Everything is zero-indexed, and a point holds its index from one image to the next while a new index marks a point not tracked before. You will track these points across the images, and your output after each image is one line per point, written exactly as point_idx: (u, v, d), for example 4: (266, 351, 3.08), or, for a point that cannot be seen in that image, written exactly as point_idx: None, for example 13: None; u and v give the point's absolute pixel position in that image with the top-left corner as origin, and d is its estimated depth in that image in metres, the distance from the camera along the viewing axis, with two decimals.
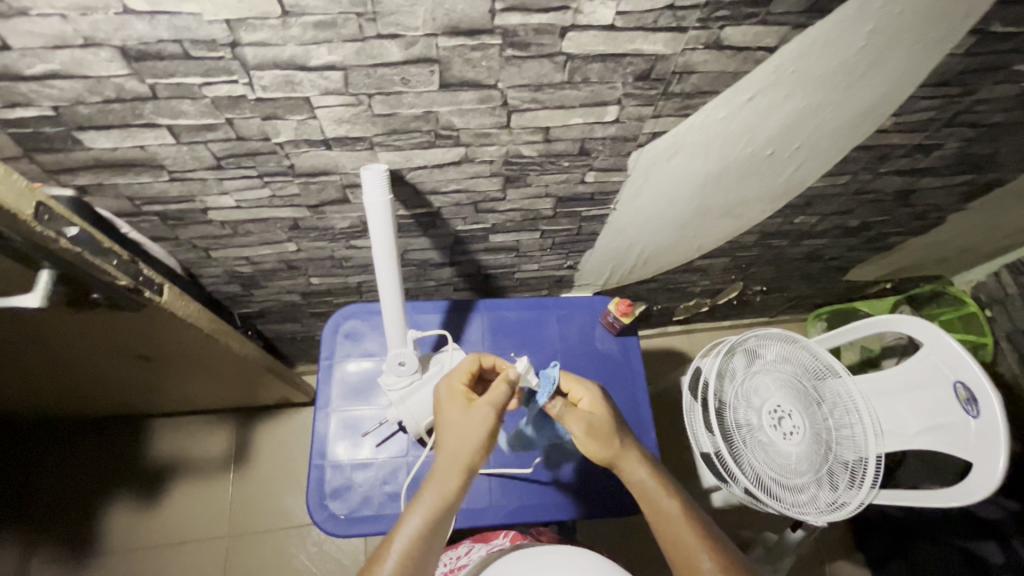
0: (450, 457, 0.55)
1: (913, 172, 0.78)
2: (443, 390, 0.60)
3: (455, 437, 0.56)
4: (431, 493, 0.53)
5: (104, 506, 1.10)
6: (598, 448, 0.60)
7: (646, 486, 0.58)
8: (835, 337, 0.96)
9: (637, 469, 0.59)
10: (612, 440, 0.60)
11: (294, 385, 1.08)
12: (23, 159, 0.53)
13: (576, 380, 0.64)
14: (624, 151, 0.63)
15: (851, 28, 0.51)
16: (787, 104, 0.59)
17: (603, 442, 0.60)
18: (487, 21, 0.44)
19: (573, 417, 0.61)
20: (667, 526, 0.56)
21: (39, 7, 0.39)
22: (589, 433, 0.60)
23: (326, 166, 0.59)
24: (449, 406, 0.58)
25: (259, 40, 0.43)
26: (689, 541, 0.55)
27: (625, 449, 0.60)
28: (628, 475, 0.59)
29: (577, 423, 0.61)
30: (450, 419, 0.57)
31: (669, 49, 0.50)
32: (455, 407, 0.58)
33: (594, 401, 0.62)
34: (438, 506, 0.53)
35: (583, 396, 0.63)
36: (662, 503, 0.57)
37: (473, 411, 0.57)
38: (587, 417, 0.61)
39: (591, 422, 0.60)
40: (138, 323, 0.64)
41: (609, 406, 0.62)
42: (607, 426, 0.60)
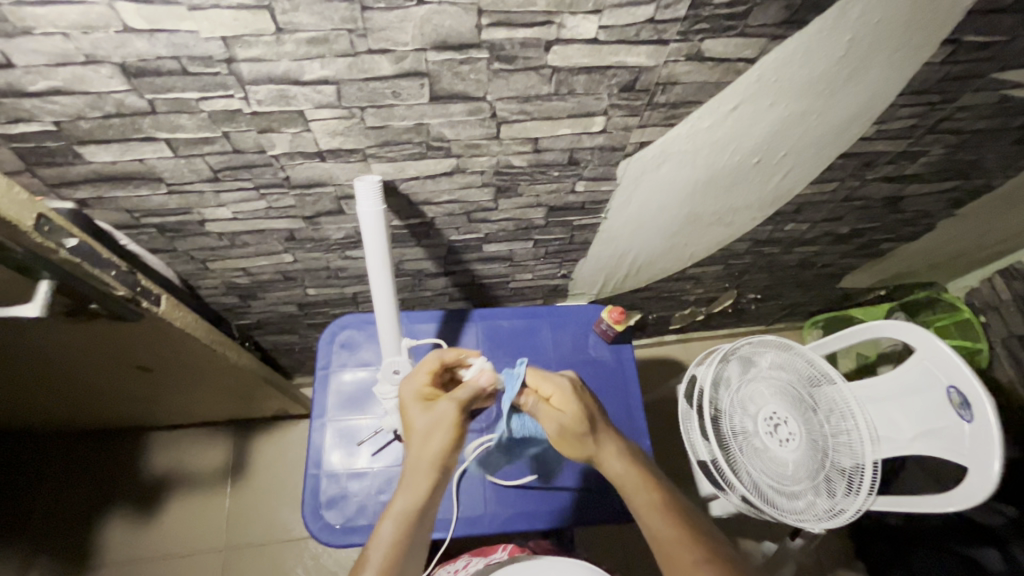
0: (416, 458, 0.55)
1: (899, 178, 0.80)
2: (406, 394, 0.61)
3: (418, 438, 0.56)
4: (401, 500, 0.53)
5: (100, 520, 1.10)
6: (575, 447, 0.62)
7: (624, 479, 0.59)
8: (828, 343, 0.97)
9: (615, 461, 0.60)
10: (584, 436, 0.61)
11: (292, 396, 1.09)
12: (25, 173, 0.55)
13: (542, 376, 0.66)
14: (613, 160, 0.65)
15: (828, 39, 0.52)
16: (771, 113, 0.60)
17: (576, 439, 0.61)
18: (475, 35, 0.45)
19: (546, 416, 0.64)
20: (648, 520, 0.55)
21: (42, 26, 0.40)
22: (562, 432, 0.62)
23: (321, 178, 0.61)
24: (411, 407, 0.59)
25: (255, 55, 0.45)
26: (667, 534, 0.53)
27: (600, 443, 0.61)
28: (608, 468, 0.60)
29: (550, 422, 0.63)
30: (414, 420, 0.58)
31: (652, 61, 0.51)
32: (417, 407, 0.59)
33: (563, 396, 0.63)
34: (410, 510, 0.52)
35: (552, 393, 0.64)
36: (641, 496, 0.57)
37: (436, 409, 0.57)
38: (557, 417, 0.63)
39: (561, 422, 0.62)
40: (136, 334, 0.65)
41: (579, 401, 0.63)
42: (576, 421, 0.61)
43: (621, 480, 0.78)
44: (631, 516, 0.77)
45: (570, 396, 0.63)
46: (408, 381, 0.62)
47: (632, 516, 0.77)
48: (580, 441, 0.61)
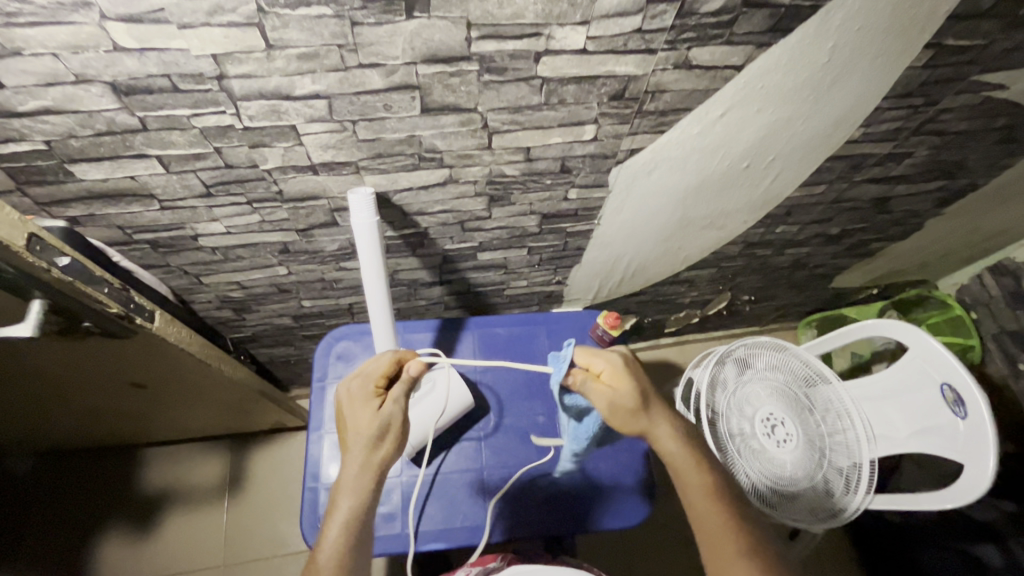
0: (360, 462, 0.55)
1: (886, 179, 0.81)
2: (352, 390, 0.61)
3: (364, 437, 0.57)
4: (346, 501, 0.53)
5: (96, 538, 1.09)
6: (627, 424, 0.60)
7: (676, 460, 0.58)
8: (822, 343, 0.98)
9: (668, 442, 0.59)
10: (637, 414, 0.60)
11: (289, 409, 1.08)
12: (16, 193, 0.55)
13: (595, 354, 0.65)
14: (604, 168, 0.65)
15: (812, 46, 0.53)
16: (758, 119, 0.61)
17: (628, 415, 0.60)
18: (464, 48, 0.46)
19: (596, 393, 0.62)
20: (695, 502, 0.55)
21: (32, 46, 0.40)
22: (614, 410, 0.60)
23: (314, 191, 0.61)
24: (359, 407, 0.59)
25: (245, 72, 0.45)
26: (712, 516, 0.54)
27: (654, 420, 0.60)
28: (659, 445, 0.59)
29: (602, 399, 0.61)
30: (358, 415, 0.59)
31: (641, 70, 0.52)
32: (366, 406, 0.59)
33: (616, 374, 0.62)
34: (355, 513, 0.53)
35: (603, 369, 0.63)
36: (691, 481, 0.56)
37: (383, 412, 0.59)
38: (610, 394, 0.61)
39: (614, 399, 0.61)
40: (130, 350, 0.65)
41: (632, 377, 0.62)
42: (630, 400, 0.60)
43: (619, 485, 0.79)
44: (631, 522, 0.77)
45: (625, 374, 0.61)
46: (352, 385, 0.62)
47: (632, 522, 0.77)
48: (632, 417, 0.60)
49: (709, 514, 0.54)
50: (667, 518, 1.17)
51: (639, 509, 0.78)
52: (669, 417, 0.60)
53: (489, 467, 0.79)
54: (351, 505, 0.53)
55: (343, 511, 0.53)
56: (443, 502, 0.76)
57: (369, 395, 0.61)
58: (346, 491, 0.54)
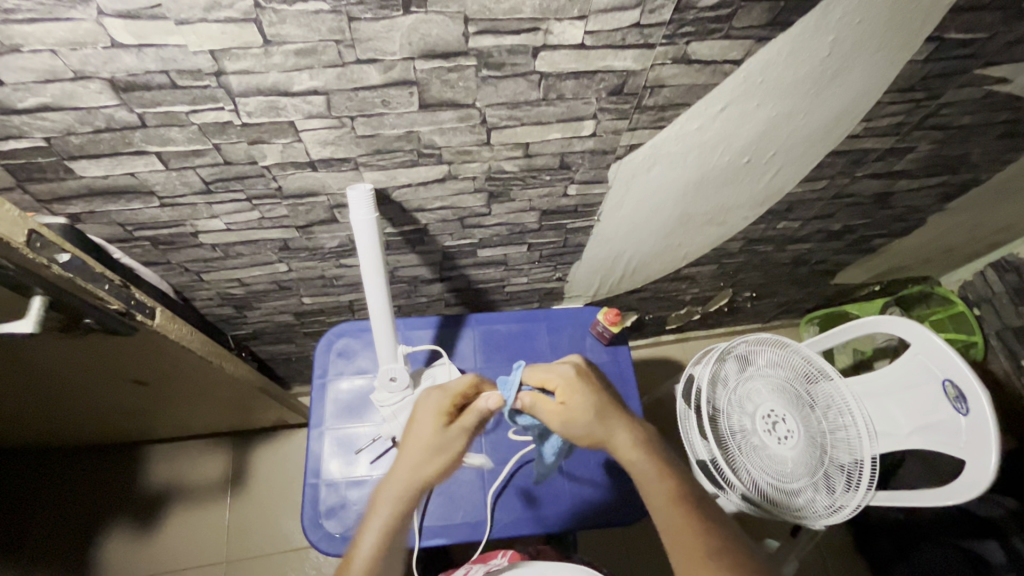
0: (407, 473, 0.55)
1: (888, 175, 0.80)
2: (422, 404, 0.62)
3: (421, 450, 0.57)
4: (387, 507, 0.54)
5: (100, 534, 1.09)
6: (585, 437, 0.61)
7: (637, 467, 0.57)
8: (824, 340, 0.97)
9: (627, 450, 0.59)
10: (592, 427, 0.60)
11: (291, 406, 1.09)
12: (17, 190, 0.55)
13: (546, 371, 0.66)
14: (604, 164, 0.65)
15: (812, 39, 0.53)
16: (758, 113, 0.61)
17: (584, 429, 0.61)
18: (462, 43, 0.46)
19: (550, 412, 0.63)
20: (660, 509, 0.54)
21: (30, 43, 0.40)
22: (569, 426, 0.62)
23: (313, 187, 0.61)
24: (421, 420, 0.60)
25: (243, 68, 0.45)
26: (677, 521, 0.52)
27: (612, 430, 0.60)
28: (620, 454, 0.59)
29: (556, 416, 0.62)
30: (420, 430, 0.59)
31: (639, 64, 0.52)
32: (429, 421, 0.59)
33: (571, 388, 0.63)
34: (392, 522, 0.53)
35: (558, 386, 0.65)
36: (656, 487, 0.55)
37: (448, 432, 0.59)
38: (566, 409, 0.62)
39: (569, 414, 0.62)
40: (131, 347, 0.65)
41: (585, 390, 0.63)
42: (586, 414, 0.61)
43: (620, 482, 0.79)
44: (633, 519, 0.77)
45: (577, 388, 0.63)
46: (430, 395, 0.62)
47: (632, 519, 0.77)
48: (590, 430, 0.61)
49: (673, 519, 0.52)
50: None
51: (640, 505, 0.77)
52: (627, 425, 0.61)
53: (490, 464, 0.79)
54: (390, 512, 0.53)
55: (383, 516, 0.53)
56: (443, 498, 0.76)
57: (439, 411, 0.61)
58: (387, 498, 0.54)
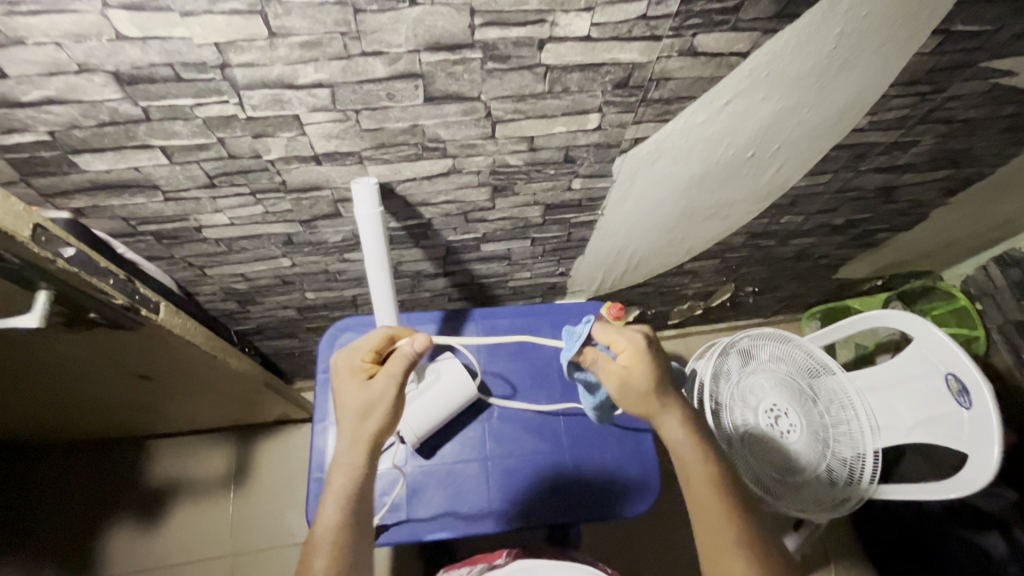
0: (346, 439, 0.55)
1: (892, 169, 0.80)
2: (343, 363, 0.59)
3: (353, 414, 0.55)
4: (339, 478, 0.54)
5: (104, 530, 1.10)
6: (638, 405, 0.59)
7: (681, 447, 0.57)
8: (828, 334, 0.97)
9: (676, 428, 0.58)
10: (650, 400, 0.58)
11: (294, 401, 1.09)
12: (20, 184, 0.55)
13: (616, 332, 0.61)
14: (608, 157, 0.65)
15: (819, 31, 0.53)
16: (763, 107, 0.60)
17: (640, 398, 0.59)
18: (468, 35, 0.45)
19: (608, 373, 0.60)
20: (697, 495, 0.55)
21: (34, 35, 0.40)
22: (626, 392, 0.59)
23: (317, 181, 0.61)
24: (345, 383, 0.58)
25: (248, 60, 0.45)
26: (713, 512, 0.53)
27: (665, 407, 0.59)
28: (665, 434, 0.59)
29: (613, 380, 0.60)
30: (349, 395, 0.57)
31: (645, 57, 0.51)
32: (352, 382, 0.57)
33: (636, 354, 0.59)
34: (348, 490, 0.53)
35: (625, 348, 0.60)
36: (693, 468, 0.56)
37: (370, 385, 0.56)
38: (624, 377, 0.59)
39: (626, 380, 0.59)
40: (135, 342, 0.65)
41: (652, 361, 0.59)
42: (645, 384, 0.58)
43: (624, 475, 0.79)
44: (637, 514, 0.78)
45: (644, 359, 0.58)
46: (345, 355, 0.59)
47: (633, 513, 0.77)
48: (644, 401, 0.59)
49: (711, 506, 0.54)
50: (670, 508, 1.17)
51: (642, 499, 0.78)
52: (680, 401, 0.60)
53: (494, 458, 0.79)
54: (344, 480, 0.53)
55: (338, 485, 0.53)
56: (448, 491, 0.77)
57: (358, 369, 0.59)
58: (336, 468, 0.54)
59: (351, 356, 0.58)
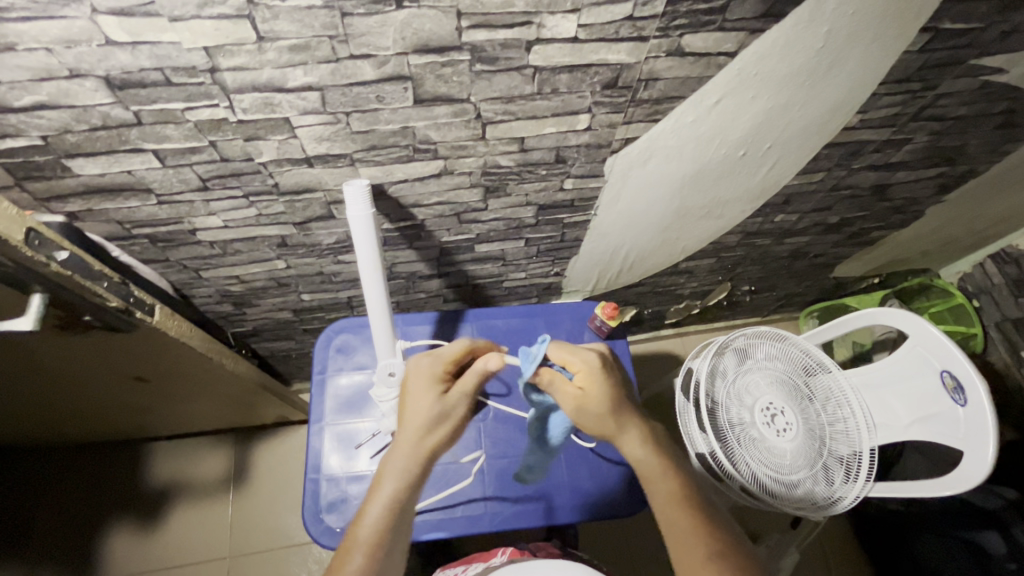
0: (410, 444, 0.55)
1: (884, 167, 0.80)
2: (419, 369, 0.61)
3: (425, 421, 0.57)
4: (389, 481, 0.53)
5: (104, 532, 1.10)
6: (597, 426, 0.59)
7: (644, 468, 0.57)
8: (822, 332, 0.97)
9: (635, 448, 0.58)
10: (608, 419, 0.59)
11: (292, 403, 1.09)
12: (14, 188, 0.55)
13: (570, 351, 0.62)
14: (599, 158, 0.65)
15: (807, 30, 0.53)
16: (753, 106, 0.61)
17: (595, 419, 0.59)
18: (455, 38, 0.46)
19: (565, 395, 0.61)
20: (666, 513, 0.54)
21: (25, 41, 0.40)
22: (583, 414, 0.60)
23: (310, 184, 0.61)
24: (420, 389, 0.59)
25: (238, 64, 0.45)
26: (683, 528, 0.53)
27: (623, 428, 0.59)
28: (626, 453, 0.59)
29: (569, 401, 0.60)
30: (421, 400, 0.58)
31: (633, 57, 0.52)
32: (427, 391, 0.59)
33: (592, 373, 0.60)
34: (396, 495, 0.52)
35: (579, 369, 0.61)
36: (659, 486, 0.56)
37: (449, 399, 0.59)
38: (581, 397, 0.60)
39: (581, 402, 0.60)
40: (131, 344, 0.65)
41: (605, 381, 0.60)
42: (601, 405, 0.59)
43: (618, 475, 0.80)
44: (631, 513, 0.78)
45: (598, 378, 0.60)
46: (423, 360, 0.62)
47: (627, 512, 0.78)
48: (601, 422, 0.59)
49: (681, 522, 0.53)
50: None
51: (638, 497, 0.78)
52: (638, 422, 0.60)
53: (489, 459, 0.79)
54: (394, 484, 0.53)
55: (387, 488, 0.53)
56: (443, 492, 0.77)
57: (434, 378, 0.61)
58: (392, 471, 0.54)
59: (429, 365, 0.61)
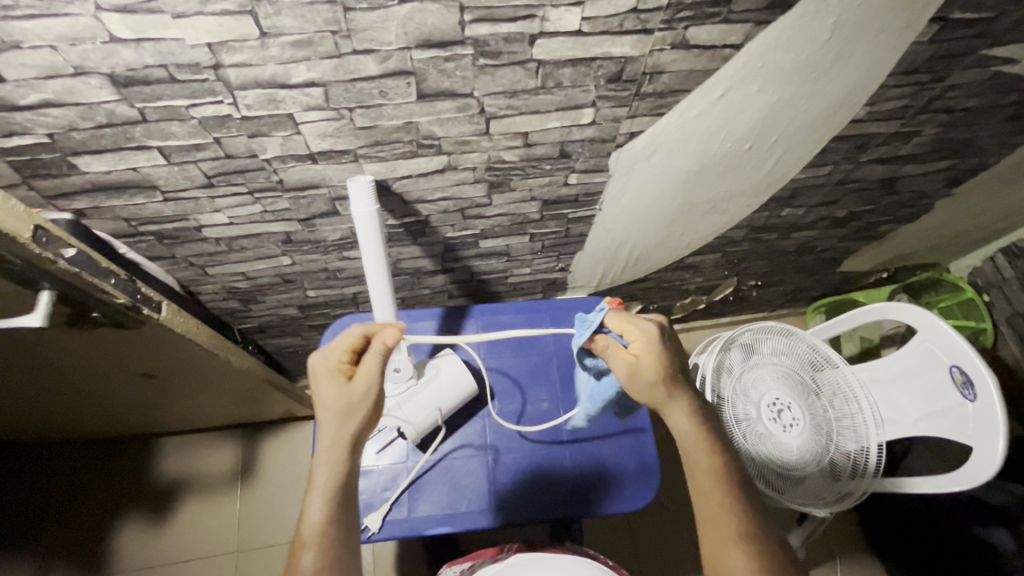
0: (325, 440, 0.55)
1: (893, 159, 0.79)
2: (319, 365, 0.58)
3: (333, 415, 0.55)
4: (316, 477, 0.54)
5: (114, 526, 1.11)
6: (646, 393, 0.58)
7: (687, 438, 0.57)
8: (831, 327, 0.96)
9: (682, 419, 0.57)
10: (658, 389, 0.58)
11: (298, 398, 1.10)
12: (22, 186, 0.55)
13: (628, 321, 0.61)
14: (604, 152, 0.65)
15: (813, 22, 0.52)
16: (758, 99, 0.60)
17: (648, 387, 0.58)
18: (459, 32, 0.46)
19: (619, 359, 0.60)
20: (701, 485, 0.55)
21: (30, 39, 0.41)
22: (635, 380, 0.58)
23: (314, 180, 0.61)
24: (321, 384, 0.57)
25: (241, 61, 0.45)
26: (715, 503, 0.54)
27: (673, 397, 0.58)
28: (671, 424, 0.58)
29: (623, 366, 0.59)
30: (324, 396, 0.56)
31: (637, 51, 0.51)
32: (328, 384, 0.57)
33: (648, 343, 0.59)
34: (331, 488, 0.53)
35: (637, 338, 0.59)
36: (699, 458, 0.56)
37: (352, 388, 0.56)
38: (635, 364, 0.59)
39: (635, 368, 0.58)
40: (139, 341, 0.66)
41: (663, 352, 0.59)
42: (654, 373, 0.58)
43: (624, 470, 0.79)
44: (636, 509, 0.78)
45: (657, 349, 0.58)
46: (320, 355, 0.58)
47: (633, 507, 0.77)
48: (653, 390, 0.58)
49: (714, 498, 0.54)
50: (674, 503, 1.17)
51: (643, 493, 0.78)
52: (688, 391, 0.59)
53: (494, 454, 0.80)
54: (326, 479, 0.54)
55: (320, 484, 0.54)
56: (448, 487, 0.77)
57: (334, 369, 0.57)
58: (320, 465, 0.54)
59: (327, 356, 0.57)
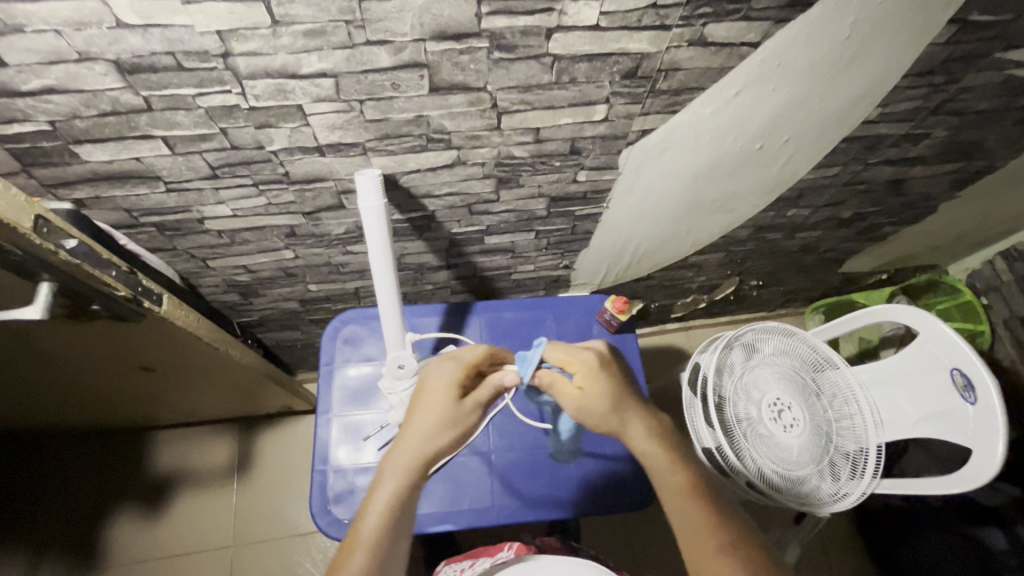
0: (414, 446, 0.55)
1: (901, 161, 0.79)
2: (431, 375, 0.61)
3: (433, 425, 0.56)
4: (393, 480, 0.52)
5: (108, 520, 1.10)
6: (599, 424, 0.60)
7: (651, 458, 0.57)
8: (832, 328, 0.96)
9: (641, 440, 0.59)
10: (611, 415, 0.60)
11: (297, 393, 1.09)
12: (21, 174, 0.54)
13: (568, 353, 0.65)
14: (614, 149, 0.64)
15: (832, 20, 0.52)
16: (772, 98, 0.59)
17: (597, 417, 0.60)
18: (475, 24, 0.45)
19: (567, 395, 0.62)
20: (674, 506, 0.53)
21: (34, 23, 0.39)
22: (585, 414, 0.61)
23: (320, 173, 0.60)
24: (430, 394, 0.59)
25: (251, 49, 0.44)
26: (692, 520, 0.51)
27: (626, 421, 0.60)
28: (633, 446, 0.59)
29: (570, 401, 0.62)
30: (429, 404, 0.58)
31: (654, 46, 0.50)
32: (436, 397, 0.59)
33: (590, 375, 0.62)
34: (395, 497, 0.51)
35: (579, 371, 0.63)
36: (668, 478, 0.55)
37: (462, 407, 0.59)
38: (584, 397, 0.61)
39: (584, 401, 0.61)
40: (138, 333, 0.65)
41: (606, 379, 0.62)
42: (600, 404, 0.60)
43: (627, 469, 0.79)
44: (639, 508, 0.77)
45: (599, 377, 0.62)
46: (441, 364, 0.61)
47: (635, 506, 0.77)
48: (603, 418, 0.60)
49: (691, 515, 0.51)
50: None
51: (648, 491, 0.78)
52: (640, 414, 0.61)
53: (496, 451, 0.79)
54: (394, 486, 0.52)
55: (387, 491, 0.52)
56: (449, 485, 0.77)
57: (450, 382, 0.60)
58: (395, 469, 0.53)
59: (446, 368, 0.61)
